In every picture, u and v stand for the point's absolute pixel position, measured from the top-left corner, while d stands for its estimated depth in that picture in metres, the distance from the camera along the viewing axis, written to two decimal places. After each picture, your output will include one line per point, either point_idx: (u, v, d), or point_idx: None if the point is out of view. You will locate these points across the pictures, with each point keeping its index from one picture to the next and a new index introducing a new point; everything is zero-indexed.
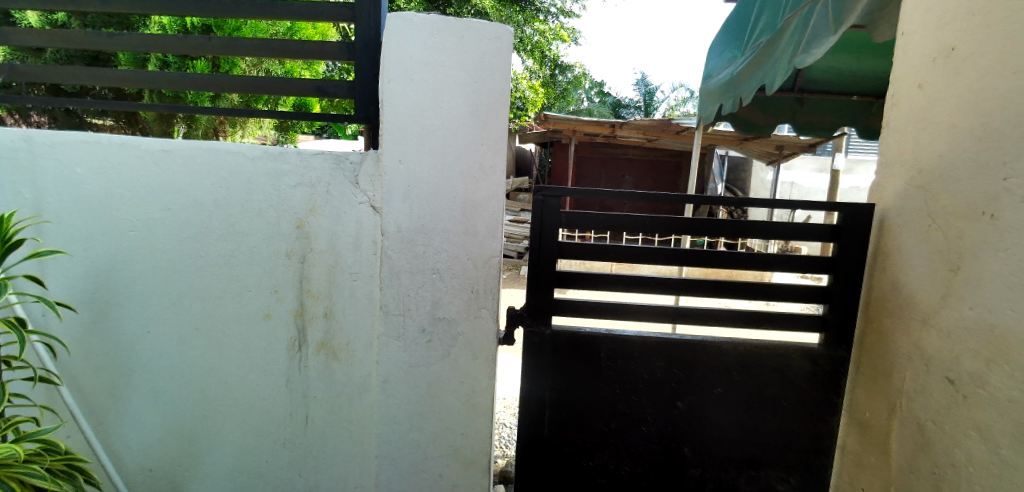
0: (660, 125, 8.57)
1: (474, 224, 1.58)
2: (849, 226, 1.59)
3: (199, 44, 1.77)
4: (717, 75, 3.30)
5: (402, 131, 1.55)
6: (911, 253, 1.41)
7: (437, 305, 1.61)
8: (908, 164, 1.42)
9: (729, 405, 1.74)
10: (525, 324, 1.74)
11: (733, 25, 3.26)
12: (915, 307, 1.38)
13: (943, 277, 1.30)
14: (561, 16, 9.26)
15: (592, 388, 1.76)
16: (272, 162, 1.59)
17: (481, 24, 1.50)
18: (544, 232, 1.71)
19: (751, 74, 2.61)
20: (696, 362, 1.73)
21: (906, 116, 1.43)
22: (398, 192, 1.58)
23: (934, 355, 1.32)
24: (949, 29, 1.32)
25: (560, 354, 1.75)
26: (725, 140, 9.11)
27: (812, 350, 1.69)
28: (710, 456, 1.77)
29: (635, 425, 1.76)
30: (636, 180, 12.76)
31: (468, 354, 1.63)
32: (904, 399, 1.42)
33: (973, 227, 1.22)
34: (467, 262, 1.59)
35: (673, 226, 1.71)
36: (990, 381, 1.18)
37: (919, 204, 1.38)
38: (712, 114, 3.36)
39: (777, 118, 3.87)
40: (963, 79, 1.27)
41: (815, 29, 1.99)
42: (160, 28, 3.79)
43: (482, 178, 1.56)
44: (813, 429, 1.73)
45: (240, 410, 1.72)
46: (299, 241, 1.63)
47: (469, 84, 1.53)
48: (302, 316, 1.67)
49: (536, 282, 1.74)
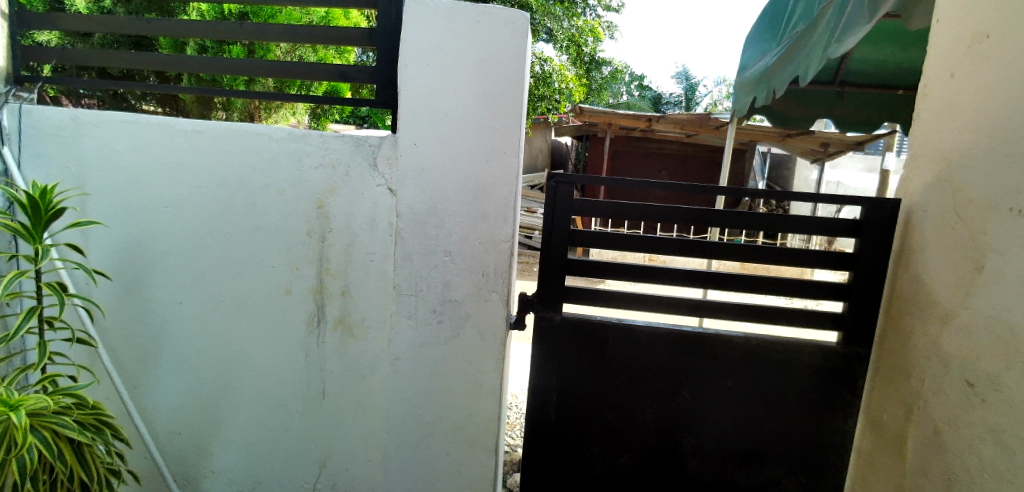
0: (700, 120, 8.31)
1: (485, 208, 1.60)
2: (870, 221, 1.55)
3: (232, 30, 1.85)
4: (752, 66, 3.21)
5: (417, 114, 1.58)
6: (935, 248, 1.35)
7: (447, 287, 1.65)
8: (936, 156, 1.36)
9: (729, 403, 1.72)
10: (535, 309, 1.76)
11: (768, 16, 3.16)
12: (935, 306, 1.33)
13: (966, 275, 1.24)
14: (600, 9, 9.11)
15: (598, 378, 1.76)
16: (296, 143, 1.66)
17: (497, 9, 1.51)
18: (555, 218, 1.72)
19: (785, 65, 2.52)
20: (707, 356, 1.71)
21: (936, 107, 1.37)
22: (412, 174, 1.61)
23: (953, 356, 1.27)
24: (981, 15, 1.25)
25: (567, 341, 1.76)
26: (766, 136, 8.79)
27: (828, 348, 1.64)
28: (708, 453, 1.75)
29: (638, 415, 1.76)
30: (671, 175, 12.51)
31: (477, 335, 1.66)
32: (921, 400, 1.37)
33: (1000, 223, 1.16)
34: (478, 245, 1.62)
35: (688, 216, 1.69)
36: (1007, 384, 1.12)
37: (946, 198, 1.32)
38: (745, 107, 3.27)
39: (817, 113, 3.71)
40: (996, 66, 1.19)
41: (849, 17, 1.92)
42: (199, 14, 3.91)
43: (494, 163, 1.58)
44: (826, 429, 1.69)
45: (260, 379, 1.80)
46: (319, 221, 1.69)
47: (483, 69, 1.55)
48: (320, 293, 1.74)
49: (546, 268, 1.75)
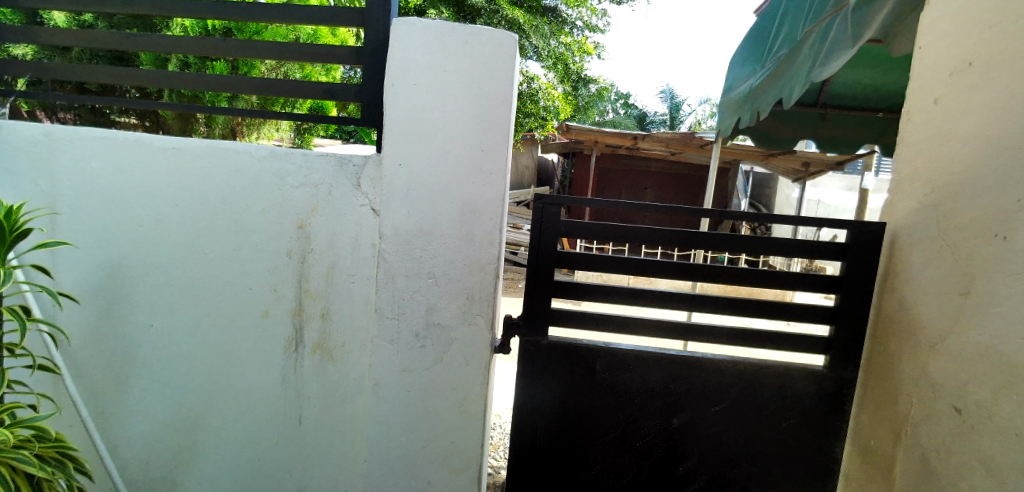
0: (685, 138, 8.44)
1: (471, 230, 1.57)
2: (857, 244, 1.55)
3: (217, 46, 1.82)
4: (737, 88, 3.26)
5: (403, 133, 1.55)
6: (921, 272, 1.35)
7: (431, 310, 1.61)
8: (921, 181, 1.37)
9: (715, 414, 1.69)
10: (521, 333, 1.72)
11: (753, 39, 3.21)
12: (922, 332, 1.32)
13: (953, 301, 1.23)
14: (587, 30, 9.28)
15: (586, 394, 1.72)
16: (278, 162, 1.62)
17: (486, 31, 1.51)
18: (542, 239, 1.70)
19: (770, 87, 2.55)
20: (695, 377, 1.68)
21: (920, 131, 1.38)
22: (397, 195, 1.58)
23: (941, 382, 1.26)
24: (963, 43, 1.27)
25: (554, 362, 1.72)
26: (749, 155, 8.92)
27: (816, 372, 1.63)
28: (693, 457, 1.71)
29: (626, 439, 1.72)
30: (657, 193, 12.63)
31: (461, 360, 1.62)
32: (909, 427, 1.35)
33: (986, 248, 1.15)
34: (463, 267, 1.59)
35: (676, 238, 1.68)
36: (997, 411, 1.11)
37: (931, 223, 1.32)
38: (731, 128, 3.31)
39: (800, 133, 3.78)
40: (979, 93, 1.21)
41: (833, 41, 1.94)
42: (182, 30, 3.86)
43: (481, 183, 1.56)
44: (816, 454, 1.67)
45: (235, 405, 1.73)
46: (300, 241, 1.65)
47: (471, 90, 1.54)
48: (300, 315, 1.68)
49: (532, 290, 1.72)
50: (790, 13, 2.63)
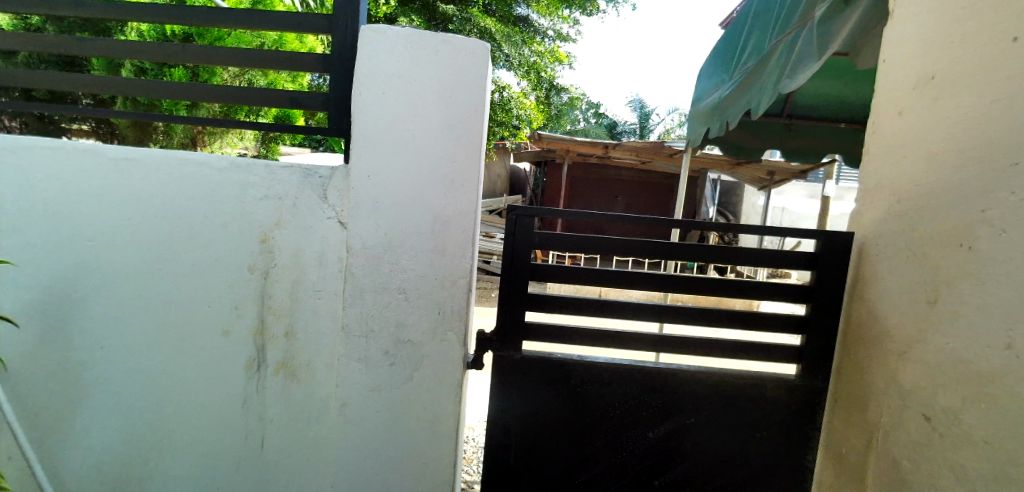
0: (655, 147, 8.57)
1: (443, 243, 1.53)
2: (826, 254, 1.57)
3: (176, 52, 1.74)
4: (706, 98, 3.32)
5: (371, 143, 1.50)
6: (888, 281, 1.37)
7: (401, 327, 1.56)
8: (887, 191, 1.39)
9: (690, 428, 1.68)
10: (494, 348, 1.68)
11: (721, 51, 3.28)
12: (891, 340, 1.34)
13: (920, 310, 1.25)
14: (558, 40, 9.36)
15: (560, 410, 1.69)
16: (240, 174, 1.54)
17: (458, 40, 1.48)
18: (516, 251, 1.67)
19: (738, 98, 2.60)
20: (670, 390, 1.67)
21: (886, 142, 1.41)
22: (365, 207, 1.52)
23: (910, 390, 1.27)
24: (927, 57, 1.30)
25: (528, 378, 1.68)
26: (717, 164, 9.11)
27: (788, 381, 1.64)
28: (669, 473, 1.70)
29: (601, 455, 1.70)
30: (629, 201, 12.79)
31: (432, 377, 1.57)
32: (879, 435, 1.36)
33: (951, 258, 1.17)
34: (434, 281, 1.54)
35: (650, 249, 1.68)
36: (965, 419, 1.12)
37: (898, 232, 1.34)
38: (700, 138, 3.36)
39: (766, 143, 3.87)
40: (941, 105, 1.23)
41: (799, 54, 1.98)
42: (138, 35, 3.70)
43: (453, 195, 1.52)
44: (789, 463, 1.67)
45: (192, 430, 1.63)
46: (262, 255, 1.57)
47: (443, 99, 1.50)
48: (262, 334, 1.60)
49: (506, 304, 1.69)
50: (757, 26, 2.69)
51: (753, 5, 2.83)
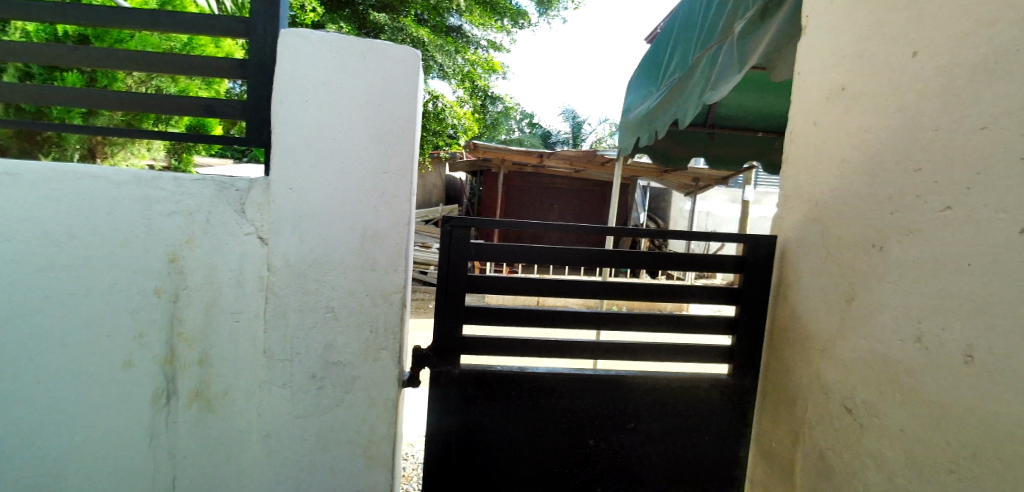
0: (588, 156, 8.81)
1: (373, 257, 1.46)
2: (752, 258, 1.65)
3: (67, 54, 1.56)
4: (635, 109, 3.44)
5: (293, 154, 1.41)
6: (808, 281, 1.46)
7: (330, 348, 1.47)
8: (804, 197, 1.49)
9: (631, 433, 1.70)
10: (430, 364, 1.63)
11: (648, 64, 3.41)
12: (813, 337, 1.42)
13: (838, 307, 1.33)
14: (492, 50, 9.41)
15: (501, 424, 1.66)
16: (143, 188, 1.39)
17: (386, 46, 1.43)
18: (453, 264, 1.63)
19: (666, 109, 2.70)
20: (610, 396, 1.68)
21: (803, 150, 1.51)
22: (287, 222, 1.42)
23: (831, 384, 1.34)
24: (838, 72, 1.40)
25: (467, 392, 1.65)
26: (647, 171, 9.50)
27: (721, 381, 1.70)
28: (611, 478, 1.71)
29: (544, 465, 1.68)
30: (565, 209, 13.04)
31: (365, 399, 1.50)
32: (806, 428, 1.44)
33: (864, 258, 1.25)
34: (365, 298, 1.46)
35: (588, 257, 1.69)
36: (882, 411, 1.18)
37: (815, 235, 1.44)
38: (631, 147, 3.46)
39: (691, 152, 4.07)
40: (849, 116, 1.33)
41: (721, 67, 2.08)
42: (22, 34, 3.30)
43: (383, 207, 1.45)
44: (723, 460, 1.74)
45: (89, 477, 1.44)
46: (172, 276, 1.42)
47: (371, 108, 1.43)
48: (172, 363, 1.45)
49: (443, 318, 1.64)
50: (681, 40, 2.82)
51: (676, 20, 2.97)
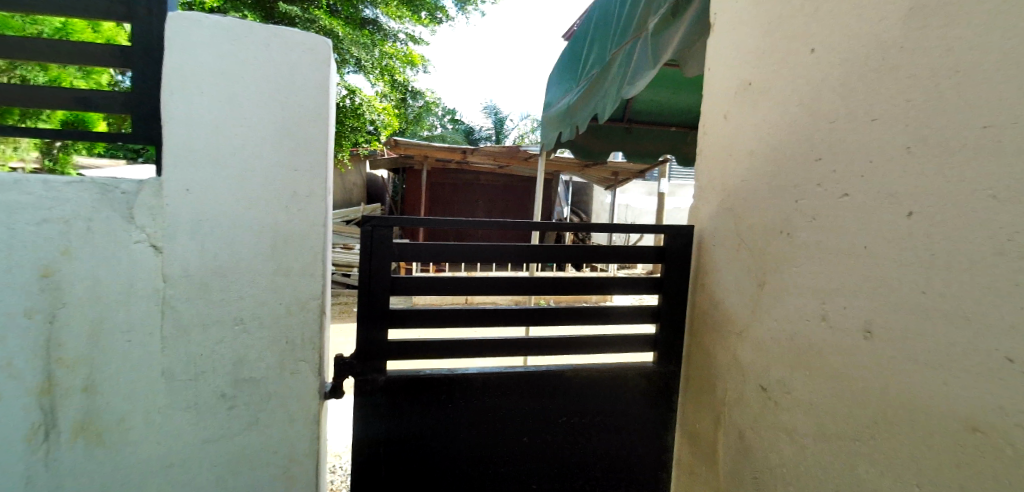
0: (512, 152, 8.86)
1: (287, 262, 1.34)
2: (673, 248, 1.71)
3: None
4: (556, 105, 3.48)
5: (188, 152, 1.26)
6: (724, 268, 1.54)
7: (240, 364, 1.34)
8: (718, 187, 1.57)
9: (564, 427, 1.71)
10: (353, 372, 1.54)
11: (567, 60, 3.46)
12: (731, 321, 1.50)
13: (751, 292, 1.41)
14: (411, 43, 9.17)
15: (432, 428, 1.61)
16: (3, 193, 1.19)
17: (291, 33, 1.31)
18: (375, 266, 1.54)
19: (586, 104, 2.75)
20: (542, 392, 1.68)
21: (715, 142, 1.59)
22: (184, 227, 1.27)
23: (749, 365, 1.42)
24: (745, 68, 1.48)
25: (395, 399, 1.58)
26: (569, 166, 9.72)
27: (648, 369, 1.76)
28: (547, 473, 1.71)
29: (478, 467, 1.65)
30: (490, 205, 13.05)
31: (283, 416, 1.38)
32: (727, 409, 1.51)
33: (774, 244, 1.33)
34: (278, 307, 1.34)
35: (515, 253, 1.67)
36: (793, 387, 1.26)
37: (730, 224, 1.51)
38: (553, 142, 3.50)
39: (611, 147, 4.20)
40: (757, 110, 1.41)
41: (637, 63, 2.14)
42: None
43: (296, 207, 1.33)
44: (652, 444, 1.80)
45: None
46: (44, 294, 1.23)
47: (277, 100, 1.31)
48: (50, 394, 1.25)
49: (366, 323, 1.55)
50: (598, 37, 2.88)
51: (593, 17, 3.03)
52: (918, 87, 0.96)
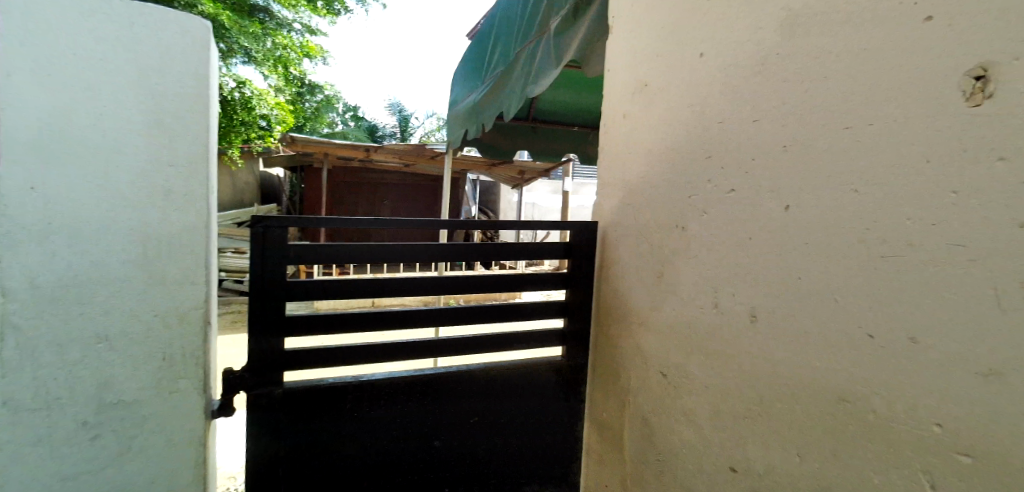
0: (418, 150, 8.67)
1: (162, 269, 1.19)
2: (579, 243, 1.76)
3: None
4: (462, 102, 3.44)
5: (32, 144, 1.07)
6: (625, 262, 1.62)
7: (105, 386, 1.16)
8: (619, 184, 1.64)
9: (476, 426, 1.69)
10: (246, 386, 1.40)
11: (471, 57, 3.43)
12: (633, 312, 1.58)
13: (650, 283, 1.50)
14: (308, 34, 8.61)
15: (336, 440, 1.51)
16: None
17: (162, 14, 1.17)
18: (268, 269, 1.41)
19: (492, 101, 2.75)
20: (453, 392, 1.64)
21: (616, 141, 1.66)
22: (28, 231, 1.08)
23: (649, 353, 1.50)
24: (642, 70, 1.56)
25: (293, 412, 1.46)
26: (477, 165, 9.73)
27: (556, 362, 1.79)
28: (461, 475, 1.68)
29: (388, 476, 1.58)
30: (396, 204, 12.69)
31: (161, 441, 1.23)
32: (631, 396, 1.59)
33: (670, 238, 1.42)
34: (153, 320, 1.19)
35: (423, 252, 1.62)
36: (689, 371, 1.35)
37: (630, 219, 1.59)
38: (460, 140, 3.46)
39: (517, 145, 4.26)
40: (653, 110, 1.49)
41: (541, 62, 2.17)
42: None
43: (172, 207, 1.19)
44: (563, 436, 1.84)
45: None
46: None
47: (146, 87, 1.16)
48: None
49: (259, 333, 1.42)
50: (502, 35, 2.88)
51: (496, 16, 3.03)
52: (791, 91, 1.06)
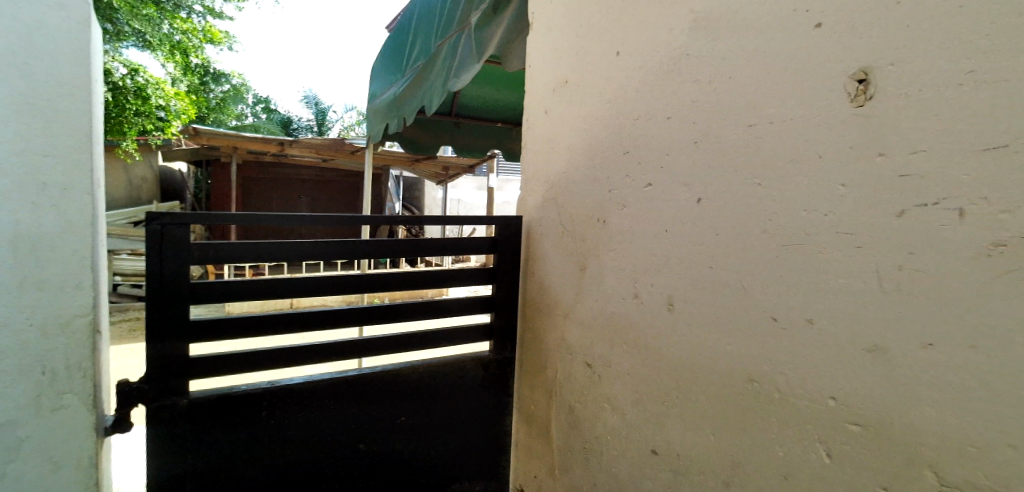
0: (337, 145, 8.30)
1: (36, 272, 1.05)
2: (505, 238, 1.77)
3: None
4: (382, 95, 3.33)
5: None
6: (550, 255, 1.64)
7: None
8: (542, 179, 1.66)
9: (405, 426, 1.64)
10: (143, 400, 1.27)
11: (391, 49, 3.33)
12: (558, 305, 1.61)
13: (574, 275, 1.53)
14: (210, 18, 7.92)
15: (252, 452, 1.40)
16: None
17: None
18: (166, 272, 1.27)
19: (413, 95, 2.68)
20: (380, 393, 1.58)
21: (538, 137, 1.68)
22: None
23: (574, 343, 1.54)
24: (562, 67, 1.58)
25: (201, 425, 1.33)
26: (400, 161, 9.49)
27: (484, 358, 1.79)
28: (389, 477, 1.63)
29: (311, 485, 1.49)
30: (314, 201, 12.07)
31: (41, 465, 1.09)
32: (558, 386, 1.62)
33: (592, 231, 1.45)
34: (26, 330, 1.05)
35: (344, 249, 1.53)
36: (611, 360, 1.39)
37: (553, 213, 1.61)
38: (381, 134, 3.35)
39: (441, 140, 4.20)
40: (574, 107, 1.52)
41: (462, 56, 2.15)
42: None
43: (47, 202, 1.05)
44: (493, 430, 1.84)
45: None
46: None
47: (10, 65, 1.01)
48: None
49: (156, 342, 1.28)
50: (422, 27, 2.82)
51: (416, 6, 2.95)
52: (700, 91, 1.12)
